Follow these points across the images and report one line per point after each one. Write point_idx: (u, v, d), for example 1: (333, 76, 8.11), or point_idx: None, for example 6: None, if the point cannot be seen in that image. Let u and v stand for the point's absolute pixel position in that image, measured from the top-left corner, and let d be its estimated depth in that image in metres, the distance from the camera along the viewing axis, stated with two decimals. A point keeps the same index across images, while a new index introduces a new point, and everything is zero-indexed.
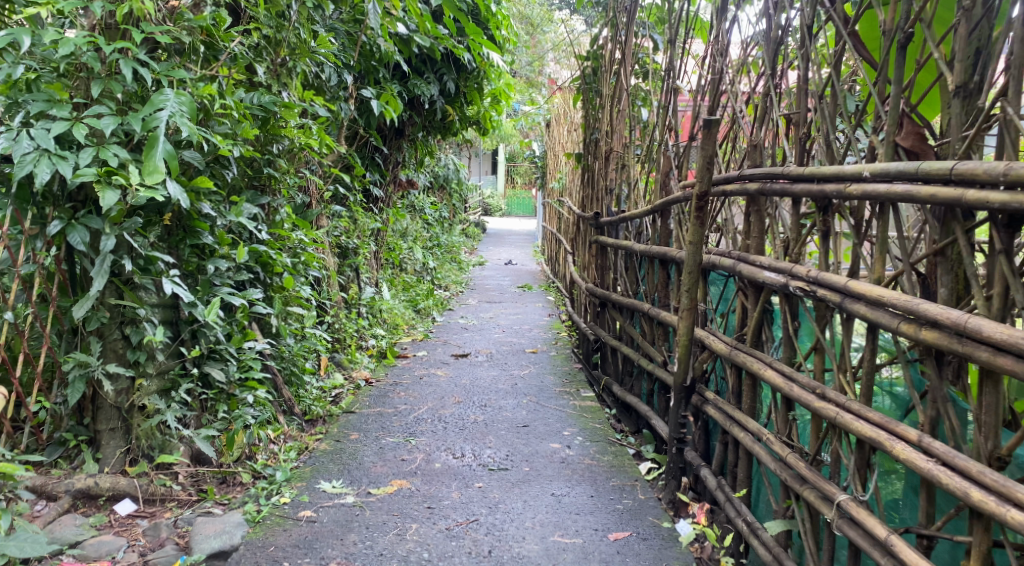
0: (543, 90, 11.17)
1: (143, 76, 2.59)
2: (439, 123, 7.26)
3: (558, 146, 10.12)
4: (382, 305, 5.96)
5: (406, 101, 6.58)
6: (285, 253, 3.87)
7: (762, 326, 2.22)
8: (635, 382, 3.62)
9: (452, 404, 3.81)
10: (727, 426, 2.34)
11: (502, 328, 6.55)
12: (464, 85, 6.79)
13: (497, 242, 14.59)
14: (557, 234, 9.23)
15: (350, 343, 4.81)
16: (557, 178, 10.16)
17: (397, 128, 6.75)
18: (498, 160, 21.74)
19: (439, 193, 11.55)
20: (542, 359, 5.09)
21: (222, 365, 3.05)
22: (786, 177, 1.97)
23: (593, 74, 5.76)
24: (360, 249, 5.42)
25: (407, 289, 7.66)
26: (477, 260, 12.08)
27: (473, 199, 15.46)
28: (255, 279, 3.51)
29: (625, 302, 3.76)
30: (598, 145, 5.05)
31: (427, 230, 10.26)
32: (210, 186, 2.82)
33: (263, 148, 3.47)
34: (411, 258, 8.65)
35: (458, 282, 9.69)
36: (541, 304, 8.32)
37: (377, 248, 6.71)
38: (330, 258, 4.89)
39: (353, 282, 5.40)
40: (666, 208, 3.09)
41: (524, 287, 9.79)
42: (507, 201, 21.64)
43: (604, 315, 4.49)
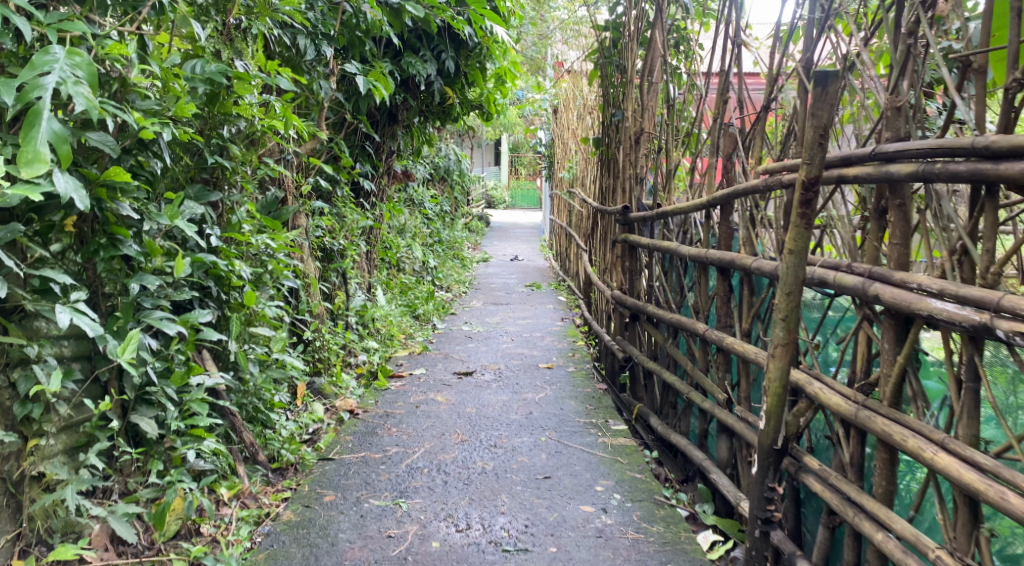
0: (549, 73, 10.45)
1: (21, 28, 1.88)
2: (438, 108, 6.57)
3: (567, 132, 9.40)
4: (375, 314, 5.27)
5: (400, 82, 5.90)
6: (250, 261, 3.19)
7: (908, 377, 1.62)
8: (680, 418, 2.95)
9: (454, 443, 3.13)
10: (844, 513, 1.71)
11: (511, 336, 5.86)
12: (464, 64, 6.10)
13: (502, 236, 13.90)
14: (568, 229, 8.53)
15: (335, 363, 4.13)
16: (565, 168, 9.47)
17: (389, 112, 6.05)
18: (501, 151, 21.04)
19: (439, 185, 10.85)
20: (559, 377, 4.41)
21: (157, 413, 2.41)
22: (981, 154, 1.43)
23: (612, 46, 5.06)
24: (349, 251, 4.74)
25: (404, 291, 6.97)
26: (481, 256, 11.38)
27: (476, 192, 14.78)
28: (206, 297, 2.82)
29: (665, 316, 3.08)
30: (621, 129, 4.37)
31: (428, 225, 9.56)
32: (127, 179, 2.15)
33: (212, 131, 2.78)
34: (409, 256, 7.95)
35: (461, 281, 8.99)
36: (553, 306, 7.62)
37: (370, 248, 6.02)
38: (311, 264, 4.20)
39: (340, 289, 4.72)
40: (728, 201, 2.40)
41: (533, 285, 9.09)
42: (512, 192, 20.91)
43: (632, 327, 3.81)
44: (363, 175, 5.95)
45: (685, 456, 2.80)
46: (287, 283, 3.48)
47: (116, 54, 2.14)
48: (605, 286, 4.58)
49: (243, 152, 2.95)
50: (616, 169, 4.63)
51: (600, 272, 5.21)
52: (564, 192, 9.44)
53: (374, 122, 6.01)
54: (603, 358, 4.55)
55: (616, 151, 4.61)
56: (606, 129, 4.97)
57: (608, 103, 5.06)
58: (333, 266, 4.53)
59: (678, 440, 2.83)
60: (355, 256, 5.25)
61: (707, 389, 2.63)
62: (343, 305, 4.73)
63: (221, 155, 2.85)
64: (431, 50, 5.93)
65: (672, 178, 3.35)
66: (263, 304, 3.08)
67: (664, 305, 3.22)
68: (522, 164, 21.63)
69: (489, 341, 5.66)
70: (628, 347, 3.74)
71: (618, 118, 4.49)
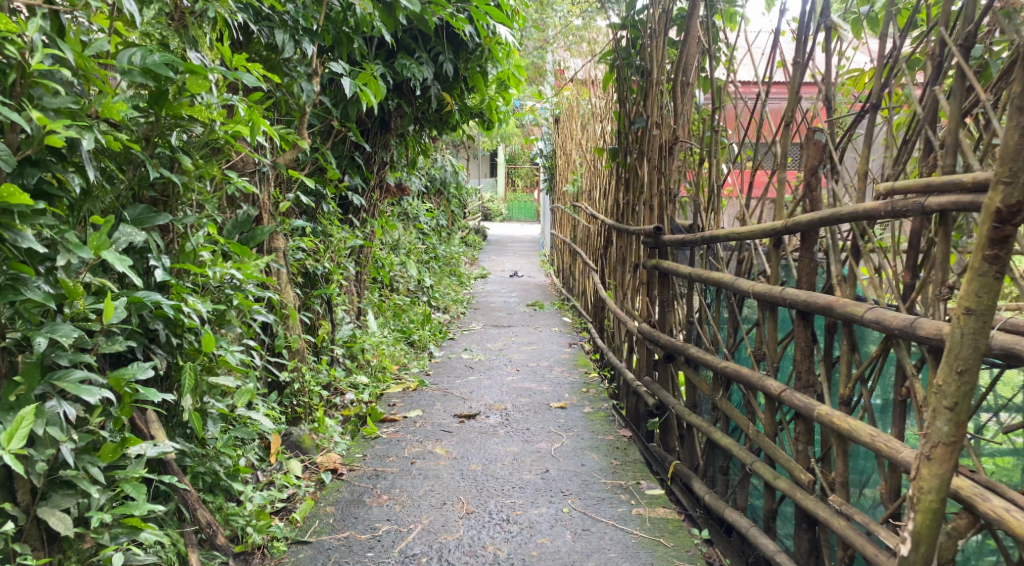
0: (549, 79, 9.94)
1: None
2: (436, 116, 6.06)
3: (571, 142, 8.89)
4: (365, 344, 4.74)
5: (393, 86, 5.39)
6: (210, 296, 2.67)
7: None
8: (736, 488, 2.43)
9: (458, 516, 2.63)
10: None
11: (515, 365, 5.34)
12: (464, 67, 5.60)
13: (500, 250, 13.36)
14: (572, 245, 8.00)
15: (318, 406, 3.61)
16: (569, 180, 8.96)
17: (381, 119, 5.53)
18: (498, 162, 20.53)
19: (434, 197, 10.32)
20: (574, 419, 3.90)
21: (77, 500, 1.87)
22: None
23: (629, 45, 4.55)
24: (337, 275, 4.22)
25: (398, 314, 6.44)
26: (478, 271, 10.84)
27: (473, 205, 14.25)
28: (151, 345, 2.29)
29: (713, 362, 2.57)
30: (647, 135, 3.85)
31: (422, 241, 9.02)
32: (27, 200, 1.65)
33: (161, 140, 2.25)
34: (402, 274, 7.41)
35: (459, 300, 8.45)
36: (557, 329, 7.09)
37: (361, 269, 5.50)
38: (290, 293, 3.68)
39: (326, 319, 4.20)
40: (815, 227, 1.90)
41: (534, 305, 8.56)
42: (509, 204, 20.39)
43: (661, 366, 3.30)
44: (353, 189, 5.43)
45: (745, 539, 2.28)
46: (261, 319, 2.96)
47: (5, 31, 1.64)
48: (628, 315, 4.05)
49: (205, 164, 2.44)
50: (638, 186, 4.12)
51: (616, 298, 4.68)
52: (568, 205, 8.92)
53: (365, 131, 5.48)
54: (623, 397, 4.02)
55: (639, 164, 4.09)
56: (624, 141, 4.45)
57: (626, 110, 4.55)
58: (316, 292, 4.00)
59: (735, 518, 2.32)
60: (343, 280, 4.73)
61: (778, 460, 2.12)
62: (329, 338, 4.20)
63: (170, 169, 2.34)
64: (428, 52, 5.43)
65: (720, 192, 2.83)
66: (226, 347, 2.56)
67: (710, 347, 2.70)
68: (519, 175, 21.12)
69: (492, 371, 5.14)
70: (660, 391, 3.22)
71: (642, 124, 3.99)
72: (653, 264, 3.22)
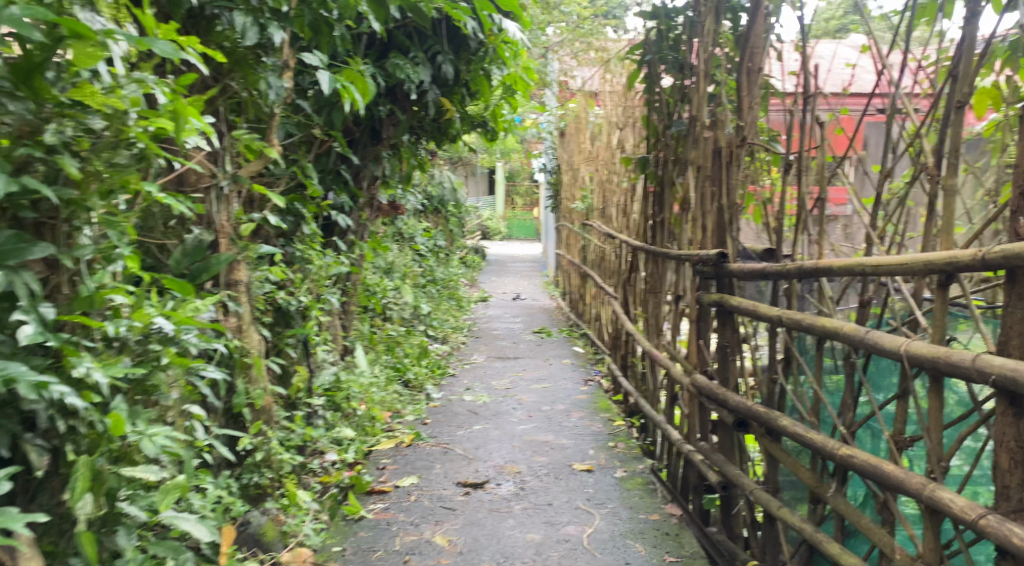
0: (554, 88, 9.27)
1: None
2: (434, 126, 5.40)
3: (580, 155, 8.23)
4: (352, 390, 4.05)
5: (384, 90, 4.71)
6: (131, 357, 1.97)
7: None
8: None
9: None
10: None
11: (526, 409, 4.63)
12: (466, 69, 4.93)
13: (501, 271, 12.67)
14: (583, 267, 7.30)
15: (288, 479, 2.91)
16: (577, 197, 8.28)
17: (372, 129, 4.85)
18: (497, 179, 19.91)
19: (431, 216, 9.66)
20: (605, 487, 3.20)
21: None
22: None
23: (661, 38, 3.87)
24: (317, 312, 3.54)
25: (392, 348, 5.74)
26: (479, 294, 10.13)
27: (471, 224, 13.61)
28: (23, 434, 1.62)
29: (816, 441, 1.91)
30: (697, 142, 3.18)
31: (418, 264, 8.33)
32: None
33: (31, 137, 1.60)
34: (397, 301, 6.72)
35: (459, 328, 7.76)
36: (569, 361, 6.38)
37: (348, 299, 4.82)
38: (257, 336, 3.00)
39: (303, 365, 3.52)
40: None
41: (542, 332, 7.86)
42: (508, 222, 19.68)
43: (720, 429, 2.61)
44: (340, 209, 4.76)
45: None
46: (207, 376, 2.33)
47: None
48: (667, 358, 3.36)
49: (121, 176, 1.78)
50: (679, 205, 3.44)
51: (648, 335, 3.99)
52: (577, 225, 8.22)
53: (353, 142, 4.81)
54: (664, 458, 3.33)
55: (682, 179, 3.42)
56: (657, 152, 3.78)
57: (658, 116, 3.89)
58: (289, 334, 3.32)
59: None
60: (326, 315, 4.04)
61: None
62: (306, 387, 3.51)
63: (55, 183, 1.68)
64: (426, 52, 4.78)
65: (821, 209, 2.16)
66: (143, 432, 1.85)
67: (810, 416, 2.05)
68: (519, 193, 20.50)
69: (501, 417, 4.45)
70: (725, 463, 2.54)
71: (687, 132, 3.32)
72: (713, 301, 2.56)
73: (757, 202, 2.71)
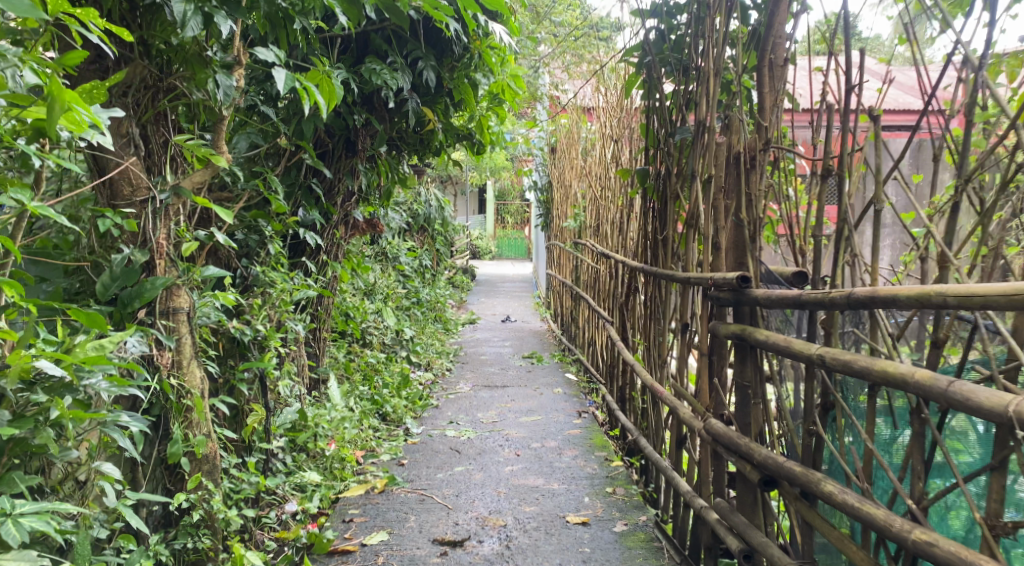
0: (544, 102, 8.90)
1: None
2: (416, 138, 5.00)
3: (572, 171, 7.84)
4: (318, 429, 3.65)
5: (359, 98, 4.32)
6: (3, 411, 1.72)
7: None
8: None
9: None
10: None
11: (514, 447, 4.23)
12: (448, 75, 4.55)
13: (491, 292, 12.28)
14: (576, 289, 6.90)
15: (232, 542, 2.51)
16: (569, 215, 7.90)
17: (348, 140, 4.46)
18: (487, 198, 19.57)
19: (416, 236, 9.27)
20: (602, 547, 2.80)
21: None
22: None
23: (660, 38, 3.50)
24: (276, 343, 3.14)
25: (370, 377, 5.34)
26: (466, 316, 9.71)
27: (459, 244, 13.24)
28: None
29: (880, 520, 1.54)
30: (709, 149, 2.79)
31: (402, 285, 7.92)
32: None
33: None
34: (377, 325, 6.32)
35: (444, 352, 7.36)
36: (560, 390, 5.97)
37: (320, 326, 4.42)
38: (200, 374, 2.61)
39: (260, 403, 3.11)
40: None
41: (532, 356, 7.45)
42: (498, 242, 19.23)
43: (741, 486, 2.21)
44: (311, 228, 4.37)
45: None
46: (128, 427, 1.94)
47: None
48: (674, 395, 2.96)
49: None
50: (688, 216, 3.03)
51: (649, 368, 3.59)
52: (569, 245, 7.82)
53: (325, 154, 4.42)
54: (669, 510, 2.93)
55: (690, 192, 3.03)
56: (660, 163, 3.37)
57: (660, 124, 3.51)
58: (242, 368, 2.92)
59: None
60: (290, 345, 3.63)
61: None
62: (262, 427, 3.11)
63: None
64: (405, 57, 4.40)
65: (877, 224, 1.78)
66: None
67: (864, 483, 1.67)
68: (509, 212, 20.16)
69: (486, 458, 4.05)
70: (749, 527, 2.14)
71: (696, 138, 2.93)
72: (734, 334, 2.17)
73: (781, 218, 2.32)
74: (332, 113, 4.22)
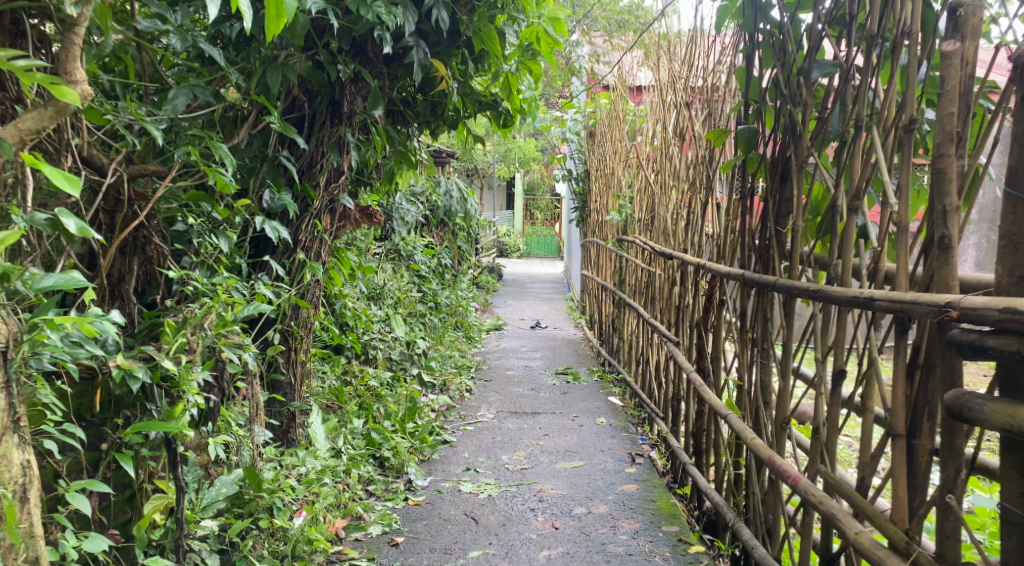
0: (583, 78, 7.76)
1: None
2: (426, 102, 3.91)
3: (616, 155, 6.72)
4: (275, 499, 2.61)
5: (346, 45, 3.24)
6: None
7: None
8: None
9: None
10: None
11: (552, 516, 3.18)
12: (465, 17, 3.45)
13: (520, 292, 11.18)
14: (621, 296, 5.77)
15: None
16: (613, 207, 6.77)
17: (334, 102, 3.39)
18: (516, 193, 18.48)
19: (435, 231, 8.18)
20: None
21: None
22: None
23: None
24: (196, 390, 2.08)
25: (369, 405, 4.28)
26: (491, 321, 8.61)
27: (485, 240, 12.18)
28: None
29: None
30: (920, 99, 1.74)
31: (416, 287, 6.83)
32: None
33: None
34: (382, 337, 5.26)
35: (465, 365, 6.28)
36: (605, 419, 4.89)
37: (295, 347, 3.36)
38: (35, 459, 1.66)
39: (169, 481, 2.09)
40: None
41: (567, 371, 6.36)
42: (526, 238, 17.99)
43: None
44: (282, 218, 3.32)
45: None
46: None
47: None
48: (811, 482, 1.93)
49: None
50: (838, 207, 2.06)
51: (756, 421, 2.53)
52: (611, 242, 6.67)
53: (298, 121, 3.33)
54: None
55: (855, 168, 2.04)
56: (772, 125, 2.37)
57: (774, 66, 2.41)
58: (130, 432, 1.90)
59: None
60: (237, 380, 2.59)
61: None
62: (170, 518, 2.09)
63: None
64: None
65: None
66: None
67: None
68: (539, 207, 19.08)
69: (513, 533, 3.01)
70: None
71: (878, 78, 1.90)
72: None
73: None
74: (310, 64, 3.16)
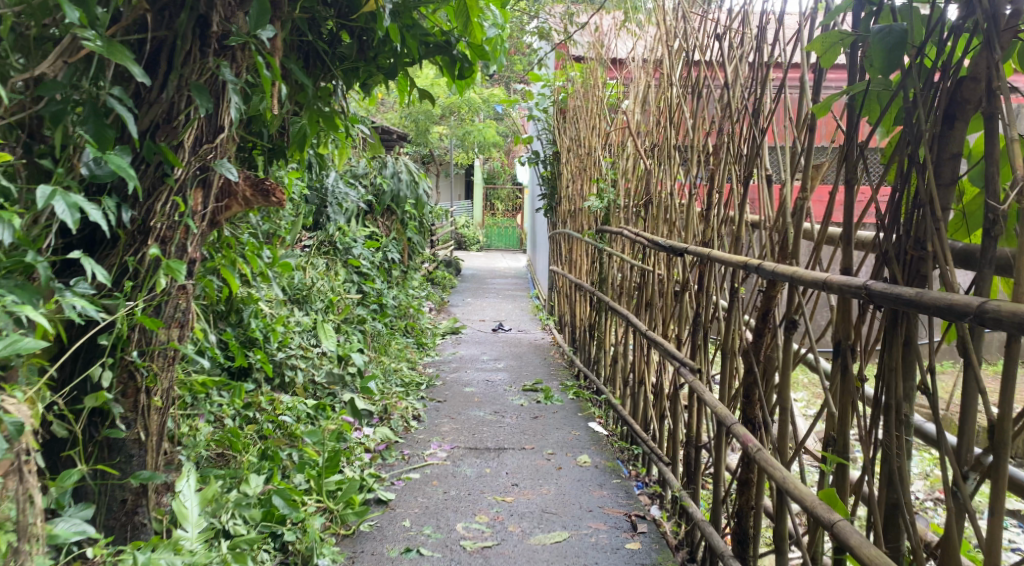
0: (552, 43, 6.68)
1: None
2: (349, 37, 2.79)
3: (592, 129, 5.66)
4: None
5: None
6: None
7: None
8: None
9: None
10: None
11: None
12: None
13: (481, 289, 10.10)
14: (602, 299, 4.72)
15: None
16: (591, 191, 5.71)
17: (203, 21, 2.27)
18: (476, 182, 17.38)
19: (381, 221, 7.06)
20: None
21: None
22: None
23: None
24: None
25: (278, 452, 3.17)
26: (447, 323, 7.53)
27: (442, 232, 11.08)
28: None
29: None
30: None
31: (356, 286, 5.69)
32: None
33: None
34: (304, 353, 4.15)
35: (414, 382, 5.20)
36: (587, 457, 3.84)
37: (145, 390, 2.26)
38: None
39: None
40: None
41: (536, 387, 5.31)
42: (486, 230, 16.86)
43: None
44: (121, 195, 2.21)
45: None
46: None
47: None
48: None
49: None
50: None
51: (884, 535, 1.51)
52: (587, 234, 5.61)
53: (145, 49, 2.23)
54: None
55: None
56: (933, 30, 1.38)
57: None
58: None
59: None
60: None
61: None
62: None
63: None
64: None
65: None
66: None
67: None
68: (500, 197, 18.05)
69: None
70: None
71: None
72: None
73: None
74: None
